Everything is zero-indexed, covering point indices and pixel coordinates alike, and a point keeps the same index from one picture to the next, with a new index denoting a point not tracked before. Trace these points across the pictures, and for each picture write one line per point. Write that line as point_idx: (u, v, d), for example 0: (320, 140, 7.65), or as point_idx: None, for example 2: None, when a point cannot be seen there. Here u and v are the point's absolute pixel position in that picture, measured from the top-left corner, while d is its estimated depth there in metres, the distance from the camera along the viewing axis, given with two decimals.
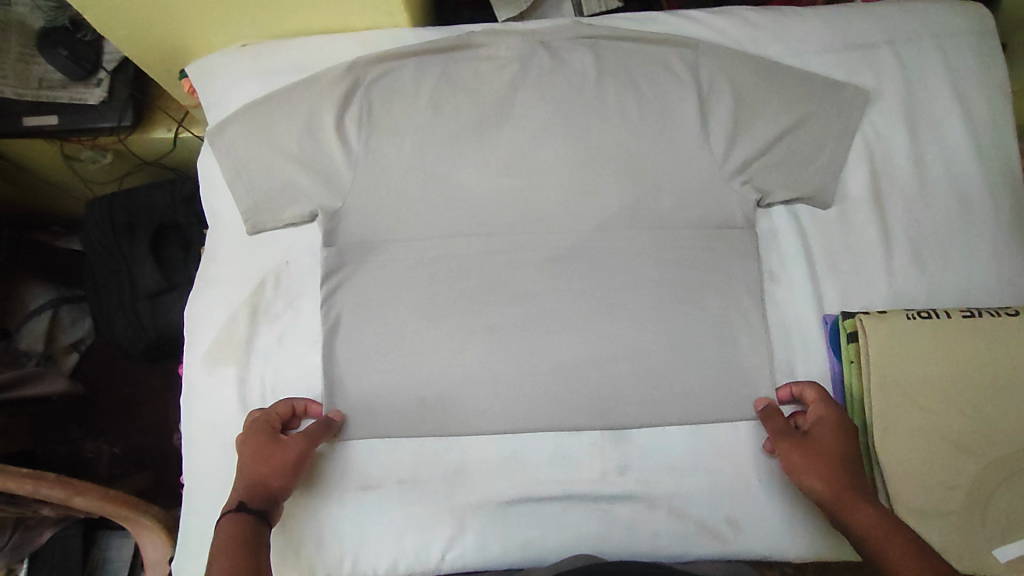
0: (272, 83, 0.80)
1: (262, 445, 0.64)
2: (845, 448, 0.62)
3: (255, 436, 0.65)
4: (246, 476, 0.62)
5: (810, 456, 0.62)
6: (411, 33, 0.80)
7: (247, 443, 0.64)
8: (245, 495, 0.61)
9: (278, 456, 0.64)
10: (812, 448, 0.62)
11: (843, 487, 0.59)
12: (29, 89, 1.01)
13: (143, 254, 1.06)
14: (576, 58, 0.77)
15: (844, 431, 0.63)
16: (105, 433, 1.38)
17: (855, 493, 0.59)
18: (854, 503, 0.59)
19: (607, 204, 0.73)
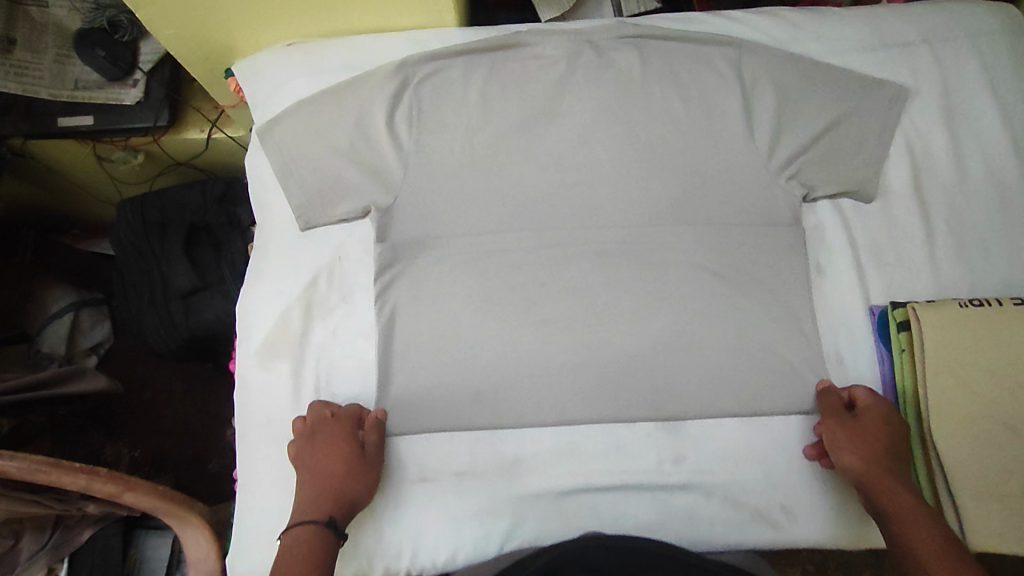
0: (321, 82, 0.81)
1: (325, 458, 0.65)
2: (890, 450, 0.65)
3: (340, 445, 0.66)
4: (311, 490, 0.64)
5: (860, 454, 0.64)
6: (457, 33, 0.82)
7: (309, 451, 0.66)
8: (310, 510, 0.63)
9: (342, 468, 0.65)
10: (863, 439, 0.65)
11: (887, 478, 0.63)
12: (65, 90, 1.02)
13: (176, 252, 1.06)
14: (621, 57, 0.78)
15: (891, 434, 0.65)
16: (126, 437, 1.37)
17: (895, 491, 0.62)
18: (895, 490, 0.62)
19: (655, 199, 0.75)
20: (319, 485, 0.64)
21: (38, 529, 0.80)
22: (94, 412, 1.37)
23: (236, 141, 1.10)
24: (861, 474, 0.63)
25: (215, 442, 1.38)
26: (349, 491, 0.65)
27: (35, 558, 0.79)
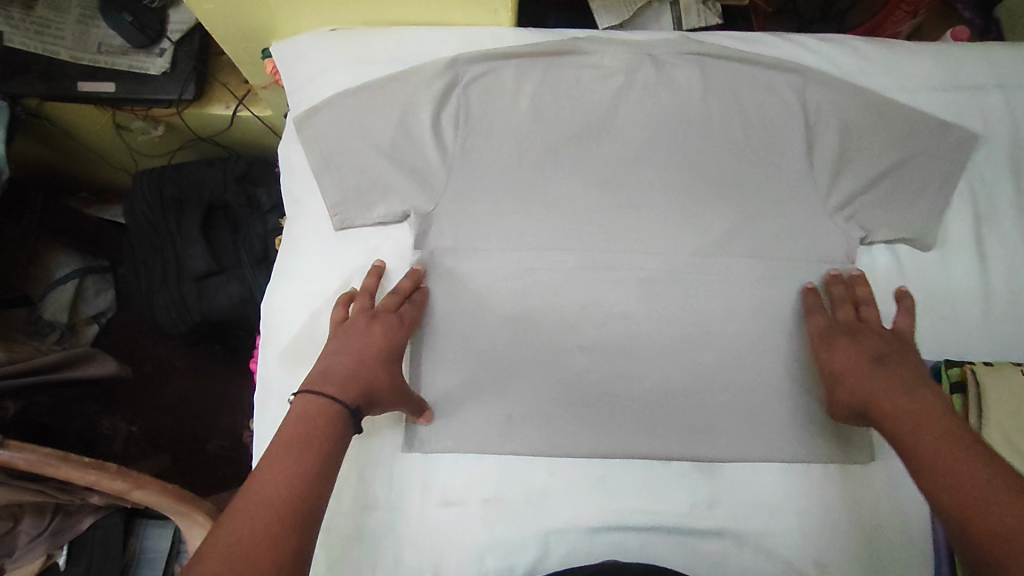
0: (363, 73, 0.76)
1: (371, 336, 0.64)
2: (874, 355, 0.62)
3: (379, 331, 0.64)
4: (349, 366, 0.61)
5: (849, 380, 0.62)
6: (512, 33, 0.77)
7: (350, 325, 0.65)
8: (338, 386, 0.59)
9: (374, 353, 0.63)
10: (837, 378, 0.64)
11: (876, 391, 0.60)
12: (86, 52, 0.98)
13: (192, 232, 1.02)
14: (683, 74, 0.74)
15: (873, 342, 0.64)
16: (124, 410, 1.38)
17: (892, 407, 0.57)
18: (892, 405, 0.57)
19: (706, 229, 0.72)
20: (350, 356, 0.62)
21: (38, 514, 0.78)
22: None
23: (261, 121, 1.05)
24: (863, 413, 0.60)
25: (215, 423, 1.38)
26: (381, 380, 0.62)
27: (35, 543, 0.77)
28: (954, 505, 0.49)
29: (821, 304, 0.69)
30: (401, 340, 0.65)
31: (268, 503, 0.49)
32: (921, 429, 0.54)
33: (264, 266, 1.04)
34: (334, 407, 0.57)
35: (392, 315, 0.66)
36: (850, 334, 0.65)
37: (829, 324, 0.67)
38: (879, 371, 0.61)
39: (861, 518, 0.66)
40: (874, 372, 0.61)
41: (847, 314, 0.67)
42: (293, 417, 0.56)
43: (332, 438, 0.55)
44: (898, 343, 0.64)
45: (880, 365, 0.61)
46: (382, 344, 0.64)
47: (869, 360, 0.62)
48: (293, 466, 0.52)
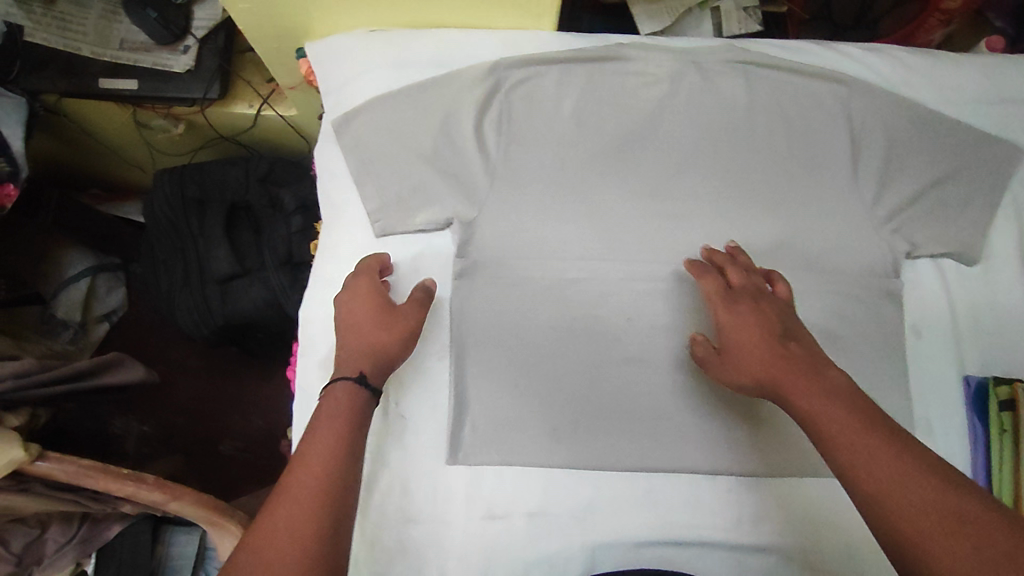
0: (403, 76, 0.75)
1: (346, 306, 0.65)
2: (767, 325, 0.58)
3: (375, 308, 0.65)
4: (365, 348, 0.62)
5: (752, 351, 0.57)
6: (555, 37, 0.75)
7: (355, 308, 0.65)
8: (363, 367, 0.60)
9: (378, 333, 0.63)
10: (731, 342, 0.59)
11: (780, 365, 0.55)
12: (108, 49, 0.96)
13: (216, 233, 1.01)
14: (729, 82, 0.73)
15: (774, 311, 0.59)
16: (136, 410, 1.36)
17: (805, 387, 0.53)
18: (800, 387, 0.53)
19: (751, 240, 0.71)
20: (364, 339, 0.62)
21: (66, 521, 0.77)
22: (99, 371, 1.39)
23: (285, 120, 1.03)
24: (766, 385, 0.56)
25: (228, 425, 1.39)
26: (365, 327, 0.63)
27: (63, 551, 0.76)
28: (871, 496, 0.45)
29: (713, 269, 0.65)
30: (372, 287, 0.66)
31: (307, 493, 0.51)
32: (814, 406, 0.51)
33: (289, 267, 1.01)
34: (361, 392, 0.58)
35: (358, 276, 0.66)
36: (752, 297, 0.61)
37: (726, 287, 0.63)
38: (778, 339, 0.57)
39: (779, 485, 0.67)
40: (775, 344, 0.57)
41: (745, 281, 0.63)
42: (326, 404, 0.57)
43: (358, 422, 0.57)
44: (788, 312, 0.60)
45: (784, 337, 0.57)
46: (351, 303, 0.65)
47: (766, 330, 0.58)
48: (324, 455, 0.54)
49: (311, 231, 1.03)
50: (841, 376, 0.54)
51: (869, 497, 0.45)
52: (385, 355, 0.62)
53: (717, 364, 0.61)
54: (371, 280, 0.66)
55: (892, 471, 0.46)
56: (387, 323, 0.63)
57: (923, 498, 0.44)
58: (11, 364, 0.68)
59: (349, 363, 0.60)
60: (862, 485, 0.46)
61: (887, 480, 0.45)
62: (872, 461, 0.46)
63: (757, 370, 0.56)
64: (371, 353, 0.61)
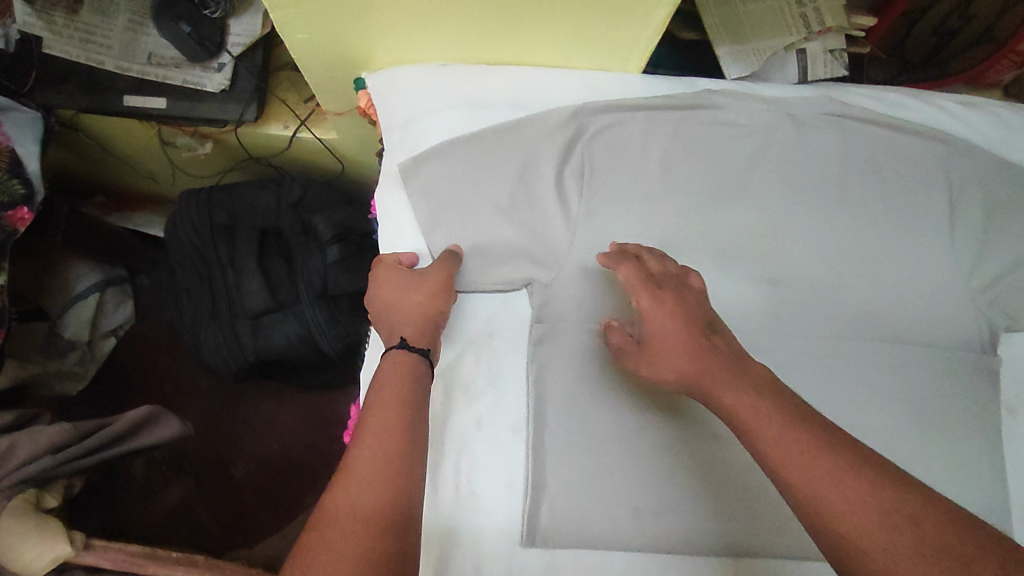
0: (478, 119, 0.69)
1: (375, 297, 0.63)
2: (689, 315, 0.54)
3: (402, 283, 0.62)
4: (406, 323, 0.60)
5: (671, 342, 0.53)
6: (642, 82, 0.70)
7: (388, 295, 0.62)
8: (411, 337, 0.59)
9: (417, 307, 0.60)
10: (654, 336, 0.54)
11: (709, 358, 0.51)
12: (134, 63, 0.88)
13: (248, 264, 0.96)
14: (825, 137, 0.69)
15: (694, 302, 0.55)
16: None
17: (727, 380, 0.49)
18: (727, 382, 0.49)
19: (843, 306, 0.67)
20: (405, 314, 0.60)
21: None
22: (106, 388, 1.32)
23: (323, 143, 0.96)
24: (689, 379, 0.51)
25: (241, 447, 1.31)
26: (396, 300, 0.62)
27: None
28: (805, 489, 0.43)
29: (631, 258, 0.60)
30: (399, 275, 0.63)
31: (373, 472, 0.48)
32: (741, 405, 0.47)
33: (324, 300, 0.97)
34: (417, 357, 0.57)
35: (377, 266, 0.65)
36: (672, 285, 0.56)
37: (644, 274, 0.58)
38: (701, 331, 0.53)
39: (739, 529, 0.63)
40: (700, 336, 0.52)
41: (660, 266, 0.59)
42: (384, 374, 0.55)
43: (414, 394, 0.54)
44: (701, 299, 0.57)
45: (706, 328, 0.53)
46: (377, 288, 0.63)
47: (684, 319, 0.54)
48: (390, 429, 0.51)
49: (348, 262, 0.98)
50: (765, 371, 0.51)
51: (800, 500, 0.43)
52: (426, 313, 0.61)
53: (637, 357, 0.56)
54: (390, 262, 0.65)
55: (832, 463, 0.43)
56: (416, 286, 0.62)
57: (860, 495, 0.41)
58: (44, 433, 0.63)
59: (393, 335, 0.59)
60: (809, 495, 0.42)
61: (826, 476, 0.42)
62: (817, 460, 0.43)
63: (682, 365, 0.52)
64: (410, 318, 0.60)
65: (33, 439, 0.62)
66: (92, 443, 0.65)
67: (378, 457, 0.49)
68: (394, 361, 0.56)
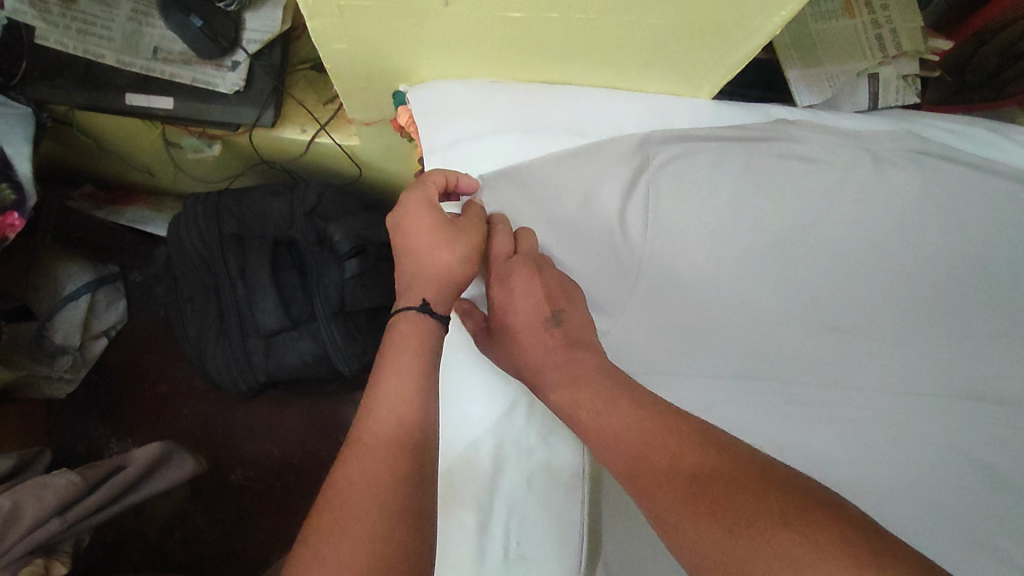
0: (536, 144, 0.64)
1: (402, 227, 0.55)
2: (536, 305, 0.53)
3: (431, 223, 0.54)
4: (427, 279, 0.53)
5: (513, 333, 0.53)
6: (713, 110, 0.66)
7: (419, 231, 0.54)
8: (428, 296, 0.52)
9: (441, 263, 0.53)
10: (500, 320, 0.54)
11: (546, 349, 0.51)
12: (138, 58, 0.80)
13: (261, 280, 0.88)
14: (907, 176, 0.64)
15: (546, 289, 0.54)
16: (133, 433, 1.21)
17: (551, 371, 0.50)
18: (548, 373, 0.50)
19: (923, 358, 0.61)
20: (425, 268, 0.53)
21: None
22: (94, 396, 1.22)
23: (343, 149, 0.88)
24: (525, 368, 0.52)
25: (237, 453, 1.21)
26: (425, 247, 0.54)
27: None
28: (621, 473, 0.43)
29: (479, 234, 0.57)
30: (434, 211, 0.54)
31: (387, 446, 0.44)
32: (562, 390, 0.49)
33: (341, 318, 0.90)
34: (433, 327, 0.51)
35: (412, 191, 0.55)
36: (532, 265, 0.55)
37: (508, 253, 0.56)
38: (542, 321, 0.52)
39: None
40: (541, 327, 0.52)
41: (528, 249, 0.56)
42: (400, 336, 0.50)
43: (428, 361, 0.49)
44: (555, 282, 0.55)
45: (547, 317, 0.52)
46: (408, 222, 0.55)
47: (533, 308, 0.53)
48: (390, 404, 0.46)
49: (368, 277, 0.91)
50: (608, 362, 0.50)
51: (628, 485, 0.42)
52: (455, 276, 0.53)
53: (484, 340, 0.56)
54: (427, 191, 0.56)
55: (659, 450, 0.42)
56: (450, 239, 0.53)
57: (669, 476, 0.40)
58: (50, 489, 0.59)
59: (415, 296, 0.52)
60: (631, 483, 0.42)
61: (638, 455, 0.42)
62: (634, 436, 0.43)
63: (522, 356, 0.52)
64: (434, 278, 0.52)
65: (39, 495, 0.58)
66: (101, 498, 0.61)
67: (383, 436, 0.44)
68: (408, 325, 0.50)
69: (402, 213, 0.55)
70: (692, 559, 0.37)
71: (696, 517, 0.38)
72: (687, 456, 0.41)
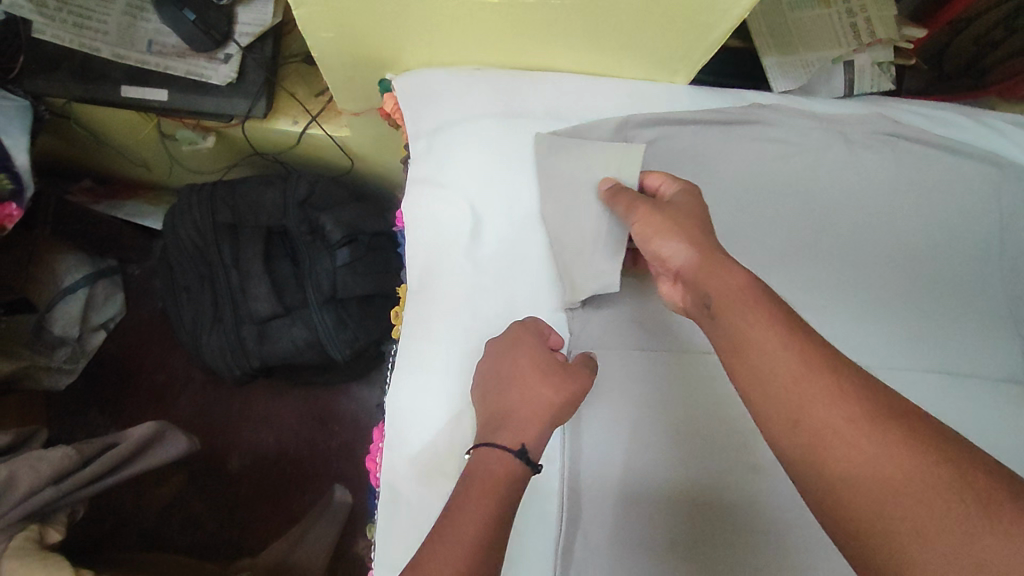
0: (517, 128, 0.65)
1: (499, 375, 0.55)
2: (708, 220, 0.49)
3: (529, 371, 0.53)
4: (523, 423, 0.51)
5: (678, 228, 0.48)
6: (688, 96, 0.67)
7: (518, 381, 0.53)
8: (518, 435, 0.50)
9: (539, 408, 0.52)
10: (667, 216, 0.50)
11: (716, 250, 0.46)
12: (132, 51, 0.82)
13: (254, 267, 0.90)
14: (876, 157, 0.66)
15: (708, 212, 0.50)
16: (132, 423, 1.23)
17: (727, 267, 0.44)
18: (722, 272, 0.44)
19: (891, 332, 0.63)
20: (521, 413, 0.51)
21: None
22: (92, 387, 1.24)
23: (334, 140, 0.90)
24: (689, 260, 0.46)
25: (234, 443, 1.23)
26: (517, 375, 0.54)
27: None
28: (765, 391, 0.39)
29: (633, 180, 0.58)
30: (537, 357, 0.54)
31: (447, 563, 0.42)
32: (720, 282, 0.44)
33: (333, 304, 0.92)
34: (519, 469, 0.49)
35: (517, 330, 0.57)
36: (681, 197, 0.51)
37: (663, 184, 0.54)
38: (712, 234, 0.48)
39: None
40: (709, 237, 0.47)
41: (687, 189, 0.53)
42: (484, 467, 0.49)
43: (508, 502, 0.47)
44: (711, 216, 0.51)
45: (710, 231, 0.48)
46: (503, 348, 0.56)
47: (700, 221, 0.49)
48: (461, 536, 0.44)
49: (359, 264, 0.93)
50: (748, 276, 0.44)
51: (778, 404, 0.38)
52: (550, 413, 0.51)
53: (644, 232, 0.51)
54: (530, 340, 0.56)
55: (824, 382, 0.37)
56: (547, 372, 0.53)
57: (837, 406, 0.36)
58: (45, 461, 0.61)
59: (505, 436, 0.50)
60: (782, 410, 0.38)
61: (801, 377, 0.38)
62: (783, 372, 0.38)
63: (685, 251, 0.47)
64: (526, 421, 0.51)
65: (35, 467, 0.59)
66: (92, 470, 0.63)
67: (464, 543, 0.43)
68: (495, 460, 0.49)
69: (499, 361, 0.55)
70: (867, 487, 0.34)
71: (890, 447, 0.34)
72: (863, 402, 0.36)
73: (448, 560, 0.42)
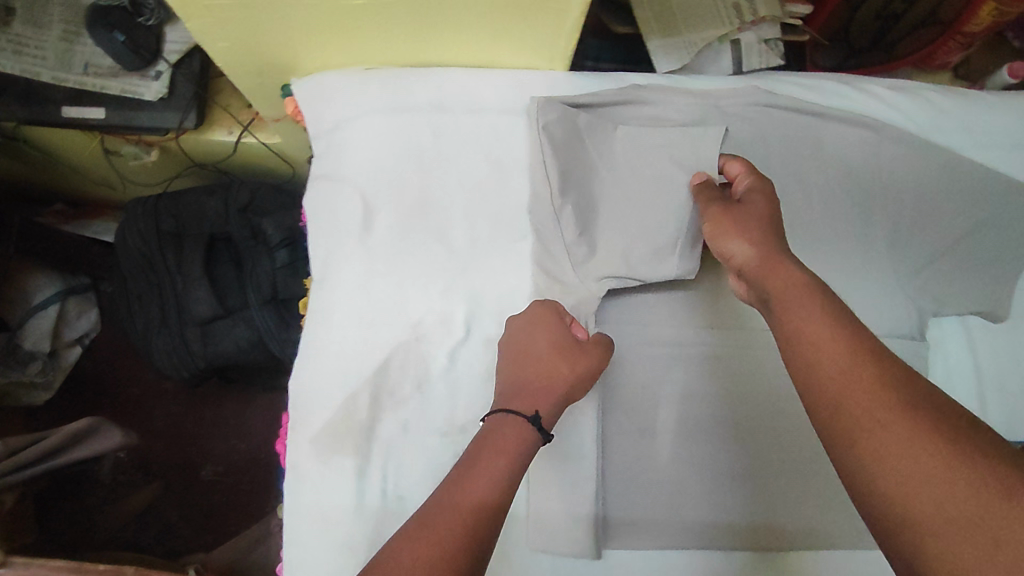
0: (406, 119, 0.69)
1: (521, 351, 0.58)
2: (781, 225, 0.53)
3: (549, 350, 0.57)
4: (540, 395, 0.55)
5: (745, 228, 0.53)
6: (570, 81, 0.71)
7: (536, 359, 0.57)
8: (526, 404, 0.54)
9: (553, 382, 0.56)
10: (735, 217, 0.54)
11: (774, 249, 0.51)
12: (70, 74, 0.88)
13: (195, 271, 0.94)
14: (751, 126, 0.68)
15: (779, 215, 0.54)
16: None
17: (786, 265, 0.49)
18: (783, 268, 0.49)
19: None
20: (538, 388, 0.56)
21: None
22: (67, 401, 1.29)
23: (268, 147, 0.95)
24: (754, 258, 0.51)
25: (204, 449, 1.27)
26: (537, 353, 0.58)
27: None
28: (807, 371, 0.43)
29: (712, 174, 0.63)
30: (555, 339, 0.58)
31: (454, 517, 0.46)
32: (783, 275, 0.48)
33: (273, 304, 0.96)
34: (532, 437, 0.52)
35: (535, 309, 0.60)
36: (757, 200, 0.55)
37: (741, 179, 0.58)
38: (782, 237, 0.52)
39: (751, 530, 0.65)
40: (775, 239, 0.52)
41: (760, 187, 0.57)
42: (504, 431, 0.52)
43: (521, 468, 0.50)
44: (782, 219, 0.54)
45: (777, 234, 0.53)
46: (520, 326, 0.60)
47: (765, 224, 0.53)
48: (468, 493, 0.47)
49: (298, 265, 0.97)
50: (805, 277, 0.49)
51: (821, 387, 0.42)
52: (560, 386, 0.56)
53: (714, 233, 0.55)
54: (554, 321, 0.60)
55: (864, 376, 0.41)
56: (562, 350, 0.58)
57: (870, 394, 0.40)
58: None
59: (521, 404, 0.55)
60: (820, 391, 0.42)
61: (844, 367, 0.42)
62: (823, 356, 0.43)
63: (748, 251, 0.51)
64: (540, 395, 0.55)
65: None
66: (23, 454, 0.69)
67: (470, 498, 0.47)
68: (513, 428, 0.52)
69: (519, 338, 0.59)
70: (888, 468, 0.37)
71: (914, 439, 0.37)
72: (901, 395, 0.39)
73: (454, 514, 0.46)
